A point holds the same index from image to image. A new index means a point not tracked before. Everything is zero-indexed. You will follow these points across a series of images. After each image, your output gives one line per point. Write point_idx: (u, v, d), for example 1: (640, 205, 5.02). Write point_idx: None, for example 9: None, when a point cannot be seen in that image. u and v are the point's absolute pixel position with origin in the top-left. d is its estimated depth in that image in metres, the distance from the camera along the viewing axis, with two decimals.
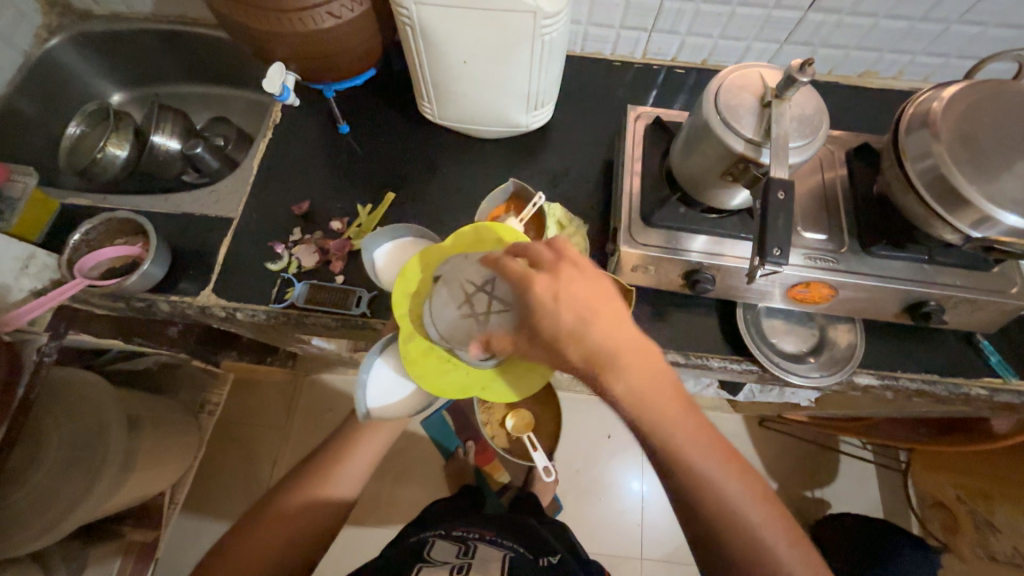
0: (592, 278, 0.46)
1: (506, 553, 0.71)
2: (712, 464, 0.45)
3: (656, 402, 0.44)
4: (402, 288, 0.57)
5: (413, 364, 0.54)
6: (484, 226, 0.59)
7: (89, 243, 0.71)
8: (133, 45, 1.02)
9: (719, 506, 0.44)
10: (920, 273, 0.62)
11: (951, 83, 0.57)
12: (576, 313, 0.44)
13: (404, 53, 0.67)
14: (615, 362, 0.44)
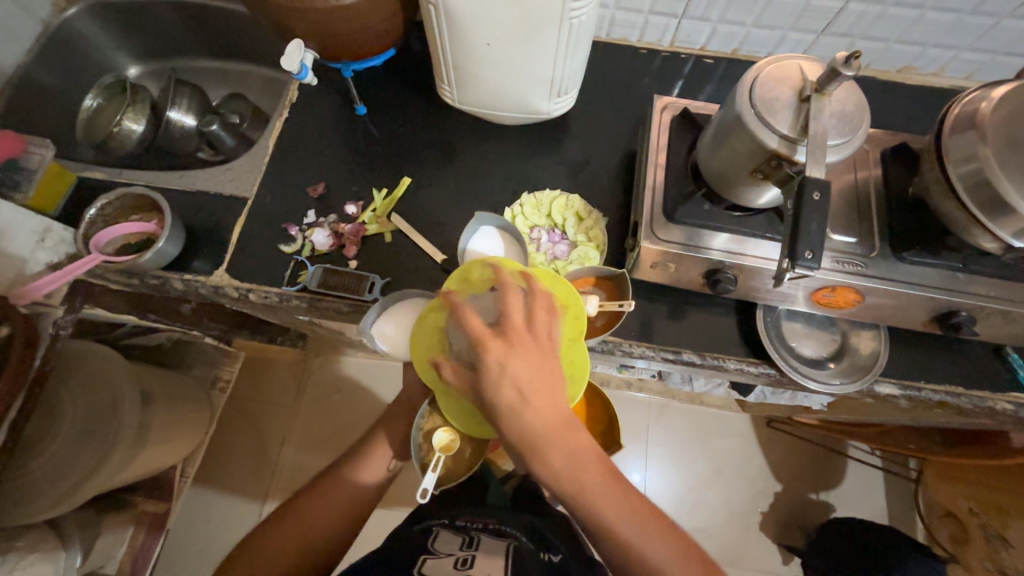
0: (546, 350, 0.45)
1: (510, 543, 0.72)
2: (661, 564, 0.43)
3: (580, 491, 0.43)
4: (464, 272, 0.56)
5: (420, 330, 0.55)
6: (565, 285, 0.54)
7: (104, 218, 0.71)
8: (151, 18, 1.00)
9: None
10: (952, 281, 0.60)
11: (1001, 82, 0.54)
12: (516, 387, 0.43)
13: (426, 33, 0.65)
14: (538, 449, 0.43)
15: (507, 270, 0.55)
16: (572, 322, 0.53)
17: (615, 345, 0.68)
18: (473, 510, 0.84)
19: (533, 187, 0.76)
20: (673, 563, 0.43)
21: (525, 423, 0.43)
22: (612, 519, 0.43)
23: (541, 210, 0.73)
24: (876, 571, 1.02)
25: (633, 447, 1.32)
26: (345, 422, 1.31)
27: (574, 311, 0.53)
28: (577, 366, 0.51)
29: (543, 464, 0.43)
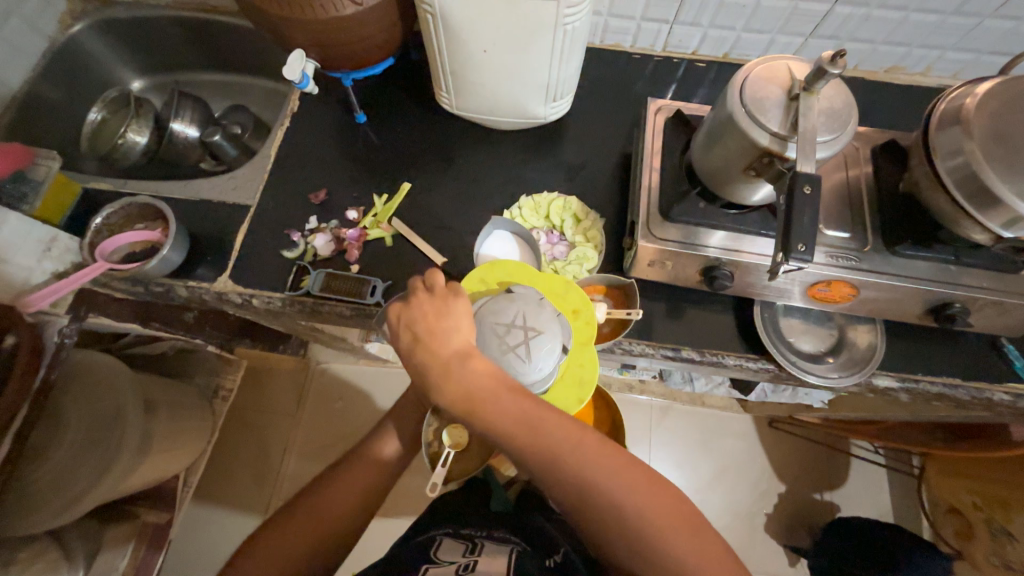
0: (441, 297, 0.49)
1: (512, 548, 0.71)
2: (579, 467, 0.43)
3: (483, 415, 0.45)
4: (480, 275, 0.56)
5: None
6: (578, 292, 0.56)
7: (109, 227, 0.72)
8: (155, 33, 1.02)
9: (599, 507, 0.43)
10: (945, 274, 0.61)
11: (984, 79, 0.56)
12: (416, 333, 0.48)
13: (424, 42, 0.66)
14: (438, 382, 0.46)
15: (523, 274, 0.57)
16: (584, 327, 0.55)
17: (615, 344, 0.69)
18: (478, 519, 0.83)
19: (531, 190, 0.77)
20: (590, 462, 0.43)
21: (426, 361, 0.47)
22: (522, 434, 0.44)
23: (540, 212, 0.74)
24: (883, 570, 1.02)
25: (635, 450, 1.32)
26: (346, 430, 1.31)
27: (585, 316, 0.55)
28: (587, 369, 0.53)
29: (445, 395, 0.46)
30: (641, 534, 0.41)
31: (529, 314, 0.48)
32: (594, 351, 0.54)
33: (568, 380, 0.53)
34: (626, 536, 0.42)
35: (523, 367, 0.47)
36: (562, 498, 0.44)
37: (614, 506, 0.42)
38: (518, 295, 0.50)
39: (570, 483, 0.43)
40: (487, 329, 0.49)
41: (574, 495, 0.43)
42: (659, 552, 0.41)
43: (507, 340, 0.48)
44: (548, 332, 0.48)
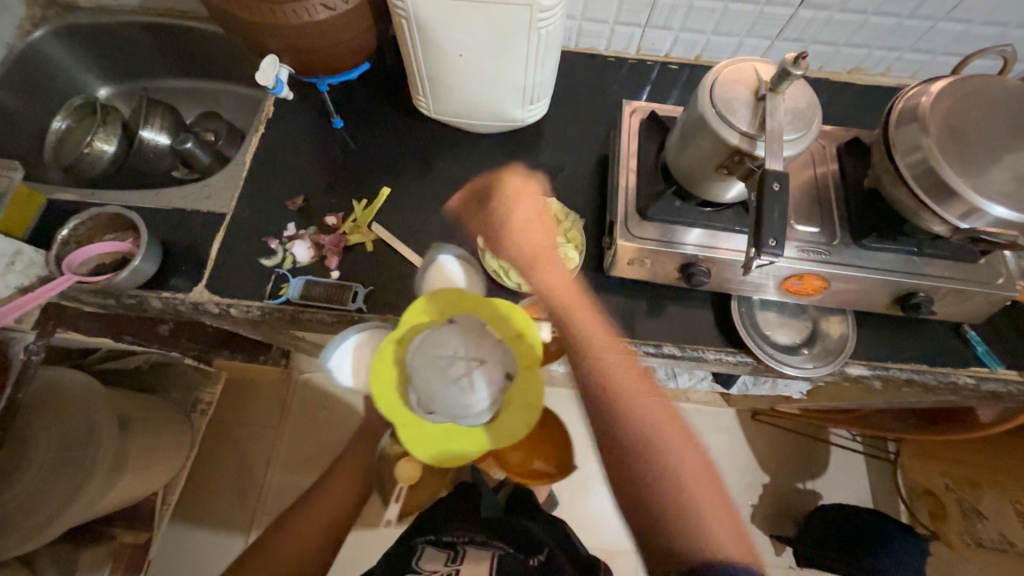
0: (528, 184, 0.74)
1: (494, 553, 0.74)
2: (666, 421, 0.61)
3: (612, 368, 0.62)
4: (422, 304, 0.55)
5: (379, 366, 0.54)
6: (522, 313, 0.55)
7: (77, 238, 0.70)
8: (121, 38, 1.00)
9: (658, 454, 0.59)
10: (909, 265, 0.64)
11: (938, 78, 0.58)
12: (508, 213, 0.70)
13: (399, 46, 0.66)
14: (539, 266, 0.66)
15: (463, 300, 0.56)
16: (527, 350, 0.53)
17: None
18: (462, 521, 0.85)
19: None
20: (666, 420, 0.61)
21: (523, 234, 0.68)
22: None
23: (520, 214, 0.74)
24: (863, 554, 1.05)
25: None
26: (334, 440, 1.29)
27: (529, 338, 0.54)
28: (534, 392, 0.52)
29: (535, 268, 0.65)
30: (685, 478, 0.59)
31: (467, 346, 0.52)
32: (541, 373, 0.53)
33: (515, 403, 0.52)
34: (670, 478, 0.58)
35: (465, 396, 0.50)
36: (628, 444, 0.59)
37: (669, 454, 0.59)
38: (457, 327, 0.53)
39: (651, 432, 0.60)
40: (429, 361, 0.51)
41: (644, 441, 0.59)
42: (689, 495, 0.58)
43: (447, 373, 0.50)
44: (489, 360, 0.51)
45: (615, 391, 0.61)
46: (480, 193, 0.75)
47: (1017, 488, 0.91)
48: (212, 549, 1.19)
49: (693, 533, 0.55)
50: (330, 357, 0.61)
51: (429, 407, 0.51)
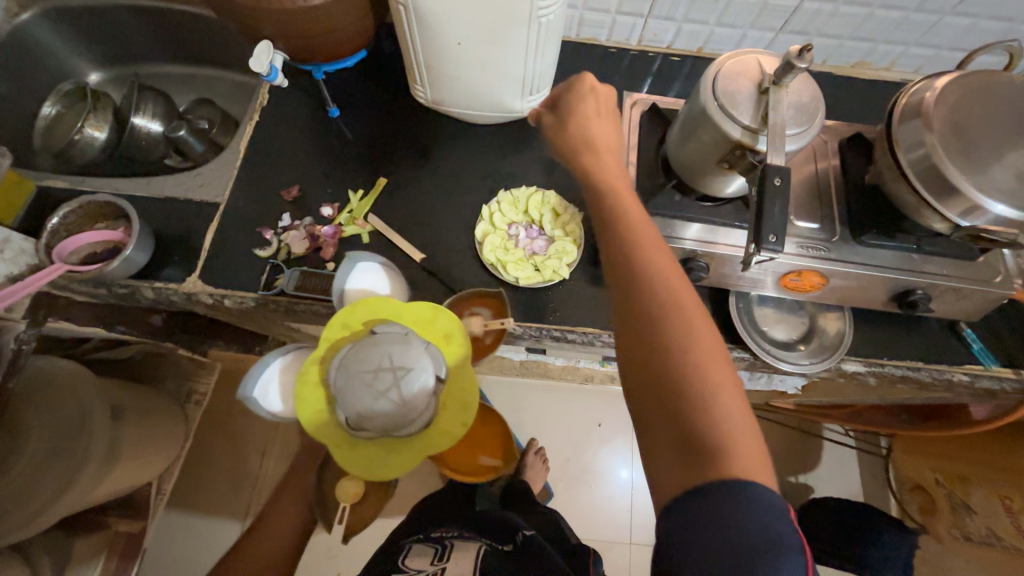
0: (610, 88, 0.62)
1: (481, 548, 0.79)
2: (683, 307, 0.45)
3: (636, 240, 0.50)
4: (341, 319, 0.53)
5: (304, 384, 0.51)
6: (448, 313, 0.54)
7: (67, 227, 0.68)
8: (112, 22, 0.97)
9: (665, 343, 0.44)
10: (907, 262, 0.63)
11: (942, 74, 0.58)
12: (575, 106, 0.62)
13: (397, 33, 0.65)
14: (593, 150, 0.58)
15: (386, 307, 0.54)
16: (459, 349, 0.53)
17: (595, 337, 0.69)
18: (449, 522, 0.91)
19: (509, 185, 0.77)
20: (690, 307, 0.45)
21: (581, 129, 0.60)
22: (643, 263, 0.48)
23: (518, 207, 0.73)
24: (853, 546, 1.07)
25: (619, 441, 1.36)
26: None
27: (457, 339, 0.53)
28: (470, 390, 0.52)
29: (592, 155, 0.58)
30: (698, 375, 0.42)
31: (393, 355, 0.49)
32: (475, 371, 0.53)
33: (451, 404, 0.51)
34: (676, 377, 0.42)
35: (397, 408, 0.48)
36: (633, 327, 0.46)
37: (682, 347, 0.43)
38: (380, 339, 0.50)
39: (659, 316, 0.45)
40: (355, 378, 0.49)
41: (649, 322, 0.45)
42: (704, 396, 0.41)
43: (376, 385, 0.48)
44: (417, 367, 0.49)
45: (626, 264, 0.49)
46: (557, 98, 0.66)
47: (1010, 485, 0.90)
48: (209, 539, 1.19)
49: (709, 444, 0.39)
50: (251, 389, 0.58)
51: (360, 420, 0.49)
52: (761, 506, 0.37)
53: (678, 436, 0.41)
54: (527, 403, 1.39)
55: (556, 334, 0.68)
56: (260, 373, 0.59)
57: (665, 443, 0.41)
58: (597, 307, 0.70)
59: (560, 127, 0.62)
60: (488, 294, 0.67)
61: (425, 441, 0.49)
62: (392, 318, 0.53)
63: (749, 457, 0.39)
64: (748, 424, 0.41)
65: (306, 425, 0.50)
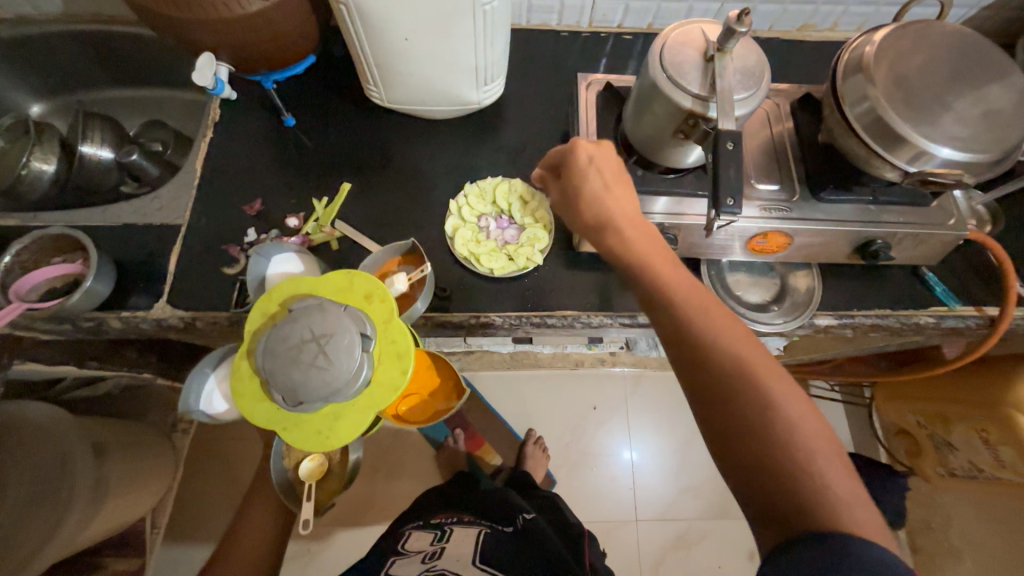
0: (608, 147, 0.55)
1: (481, 531, 0.85)
2: (762, 377, 0.41)
3: (696, 313, 0.45)
4: (260, 308, 0.48)
5: (237, 381, 0.47)
6: (364, 274, 0.49)
7: (22, 265, 0.66)
8: (46, 51, 0.94)
9: (754, 426, 0.40)
10: (866, 213, 0.65)
11: (880, 28, 0.59)
12: (578, 183, 0.54)
13: (342, 35, 0.64)
14: (613, 225, 0.52)
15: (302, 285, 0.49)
16: (382, 306, 0.47)
17: (575, 319, 0.69)
18: (449, 509, 0.98)
19: (475, 178, 0.77)
20: (766, 372, 0.42)
21: (597, 209, 0.53)
22: (721, 324, 0.45)
23: (486, 198, 0.73)
24: None
25: (616, 421, 1.38)
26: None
27: (380, 294, 0.48)
28: (402, 340, 0.46)
29: (614, 235, 0.52)
30: (791, 449, 0.39)
31: (312, 324, 0.43)
32: (404, 323, 0.47)
33: (386, 359, 0.45)
34: (771, 461, 0.39)
35: (325, 375, 0.41)
36: (713, 413, 0.42)
37: (769, 425, 0.40)
38: (293, 312, 0.44)
39: (741, 399, 0.41)
40: (279, 358, 0.42)
41: (732, 405, 0.41)
42: (807, 474, 0.38)
43: (301, 359, 0.41)
44: (338, 329, 0.42)
45: (691, 326, 0.45)
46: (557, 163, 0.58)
47: (983, 418, 0.89)
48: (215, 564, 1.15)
49: (814, 518, 0.37)
50: (200, 407, 0.55)
51: (296, 403, 0.42)
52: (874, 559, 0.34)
53: (780, 513, 0.38)
54: (521, 394, 1.39)
55: (536, 320, 0.69)
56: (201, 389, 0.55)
57: (768, 521, 0.39)
58: (575, 290, 0.71)
59: (566, 201, 0.56)
60: (404, 248, 0.64)
61: (367, 399, 0.44)
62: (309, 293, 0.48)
63: (857, 519, 0.36)
64: (848, 479, 0.38)
65: (253, 421, 0.46)
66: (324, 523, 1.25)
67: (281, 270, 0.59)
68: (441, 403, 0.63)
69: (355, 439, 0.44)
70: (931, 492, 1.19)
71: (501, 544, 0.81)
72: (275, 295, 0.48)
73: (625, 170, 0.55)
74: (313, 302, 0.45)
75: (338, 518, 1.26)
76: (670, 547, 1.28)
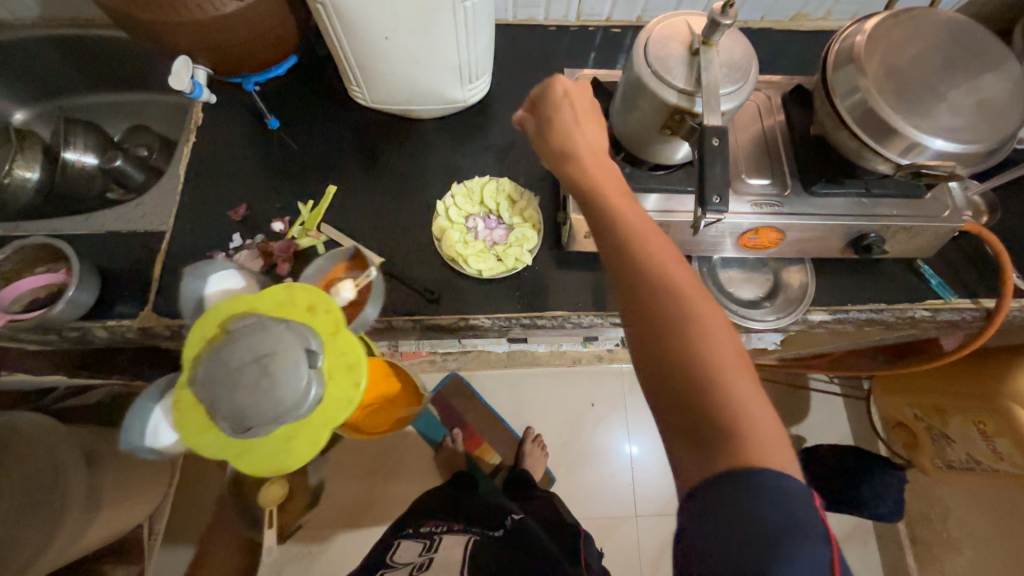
0: (584, 87, 0.56)
1: (468, 541, 0.89)
2: (691, 301, 0.41)
3: (637, 233, 0.45)
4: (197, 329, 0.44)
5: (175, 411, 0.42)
6: (305, 286, 0.47)
7: (4, 274, 0.65)
8: (26, 56, 0.92)
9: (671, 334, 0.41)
10: (859, 207, 0.64)
11: (871, 16, 0.58)
12: (553, 115, 0.54)
13: (322, 35, 0.63)
14: (574, 153, 0.52)
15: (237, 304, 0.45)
16: (328, 318, 0.45)
17: (565, 319, 0.69)
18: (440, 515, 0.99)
19: (462, 177, 0.76)
20: (695, 298, 0.42)
21: (564, 138, 0.53)
22: (663, 251, 0.45)
23: (473, 199, 0.72)
24: (845, 487, 1.10)
25: (615, 417, 1.37)
26: (344, 450, 1.31)
27: (323, 306, 0.46)
28: (352, 352, 0.45)
29: (574, 166, 0.51)
30: (709, 370, 0.39)
31: (252, 344, 0.41)
32: (352, 332, 0.46)
33: (337, 374, 0.44)
34: (683, 370, 0.39)
35: (273, 396, 0.39)
36: (635, 320, 0.43)
37: (692, 347, 0.39)
38: (232, 336, 0.41)
39: (664, 310, 0.42)
40: (221, 386, 0.39)
41: (653, 313, 0.42)
42: (716, 387, 0.38)
43: (244, 381, 0.39)
44: (282, 349, 0.41)
45: (633, 249, 0.45)
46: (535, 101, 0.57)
47: (981, 410, 0.88)
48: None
49: (718, 427, 0.37)
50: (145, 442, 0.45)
51: (242, 430, 0.40)
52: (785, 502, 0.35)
53: (689, 428, 0.38)
54: (519, 393, 1.39)
55: (526, 321, 0.68)
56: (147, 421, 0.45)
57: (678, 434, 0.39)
58: (564, 289, 0.70)
59: (541, 136, 0.55)
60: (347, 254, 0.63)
61: (322, 417, 0.42)
62: (247, 310, 0.44)
63: (767, 450, 0.36)
64: (762, 407, 0.38)
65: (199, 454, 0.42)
66: (322, 525, 1.25)
67: (220, 287, 0.52)
68: (403, 409, 0.71)
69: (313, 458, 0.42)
70: (931, 484, 1.18)
71: (489, 552, 0.85)
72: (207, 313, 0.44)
73: (600, 112, 0.56)
74: (253, 322, 0.42)
75: (339, 520, 1.26)
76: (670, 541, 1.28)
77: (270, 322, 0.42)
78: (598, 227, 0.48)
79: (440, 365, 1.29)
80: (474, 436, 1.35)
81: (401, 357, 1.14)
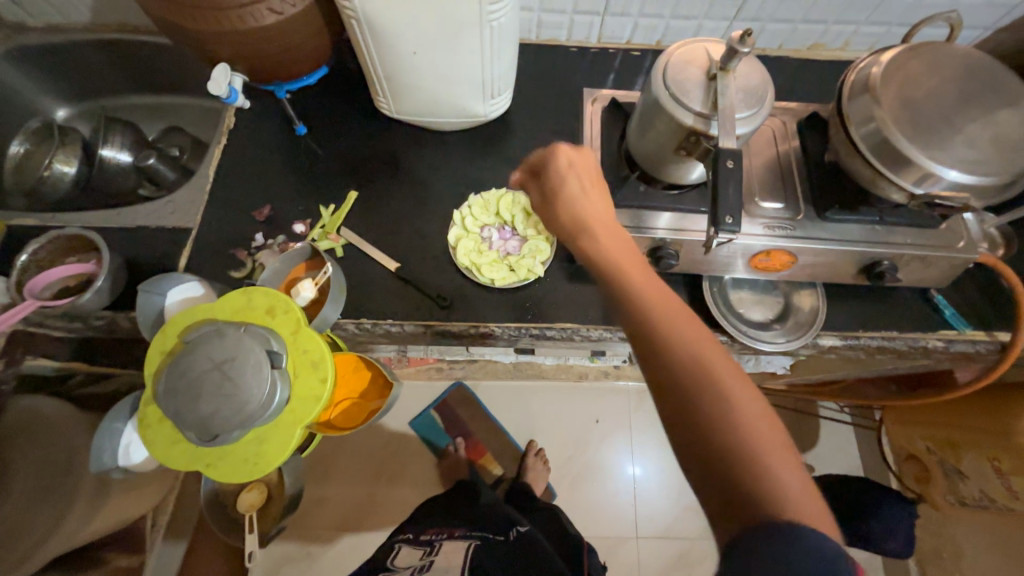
0: (587, 154, 0.56)
1: (471, 544, 0.89)
2: (716, 374, 0.41)
3: (654, 305, 0.45)
4: (159, 341, 0.48)
5: (147, 429, 0.46)
6: (262, 291, 0.49)
7: (39, 262, 0.69)
8: (74, 59, 0.98)
9: (708, 421, 0.40)
10: (872, 234, 0.64)
11: (887, 49, 0.59)
12: (558, 188, 0.55)
13: (354, 49, 0.66)
14: (585, 228, 0.52)
15: (199, 314, 0.48)
16: (287, 318, 0.48)
17: (574, 331, 0.70)
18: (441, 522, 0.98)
19: (479, 189, 0.78)
20: (720, 368, 0.41)
21: (571, 213, 0.54)
22: (683, 321, 0.45)
23: (489, 210, 0.74)
24: (855, 520, 1.07)
25: (618, 435, 1.36)
26: (347, 454, 1.32)
27: (282, 306, 0.48)
28: (315, 349, 0.47)
29: (586, 236, 0.52)
30: (747, 449, 0.38)
31: (212, 352, 0.44)
32: (313, 328, 0.48)
33: (300, 370, 0.46)
34: (723, 450, 0.38)
35: (235, 397, 0.43)
36: (666, 399, 0.42)
37: (726, 423, 0.39)
38: (193, 345, 0.45)
39: (695, 387, 0.41)
40: (193, 404, 0.43)
41: (688, 396, 0.41)
42: (758, 465, 0.37)
43: (208, 389, 0.43)
44: (241, 352, 0.44)
45: (654, 327, 0.44)
46: (535, 166, 0.58)
47: (997, 447, 0.87)
48: None
49: (758, 499, 0.37)
50: (116, 461, 0.51)
51: (210, 437, 0.43)
52: (822, 552, 0.34)
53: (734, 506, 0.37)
54: (524, 405, 1.39)
55: (536, 331, 0.69)
56: (116, 438, 0.50)
57: (719, 509, 0.38)
58: (574, 303, 0.71)
59: (545, 209, 0.56)
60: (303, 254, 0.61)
61: (291, 415, 0.45)
62: (205, 320, 0.47)
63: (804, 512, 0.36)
64: (800, 476, 0.38)
65: (178, 466, 0.46)
66: (320, 526, 1.25)
67: (181, 297, 0.54)
68: (376, 401, 0.60)
69: (285, 459, 0.44)
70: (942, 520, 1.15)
71: (492, 555, 0.85)
72: (171, 326, 0.48)
73: (603, 177, 0.57)
74: (212, 333, 0.45)
75: (337, 523, 1.26)
76: (671, 565, 1.25)
77: (230, 329, 0.45)
78: (620, 306, 0.47)
79: (446, 373, 1.30)
80: (477, 445, 1.35)
81: (409, 362, 1.15)
